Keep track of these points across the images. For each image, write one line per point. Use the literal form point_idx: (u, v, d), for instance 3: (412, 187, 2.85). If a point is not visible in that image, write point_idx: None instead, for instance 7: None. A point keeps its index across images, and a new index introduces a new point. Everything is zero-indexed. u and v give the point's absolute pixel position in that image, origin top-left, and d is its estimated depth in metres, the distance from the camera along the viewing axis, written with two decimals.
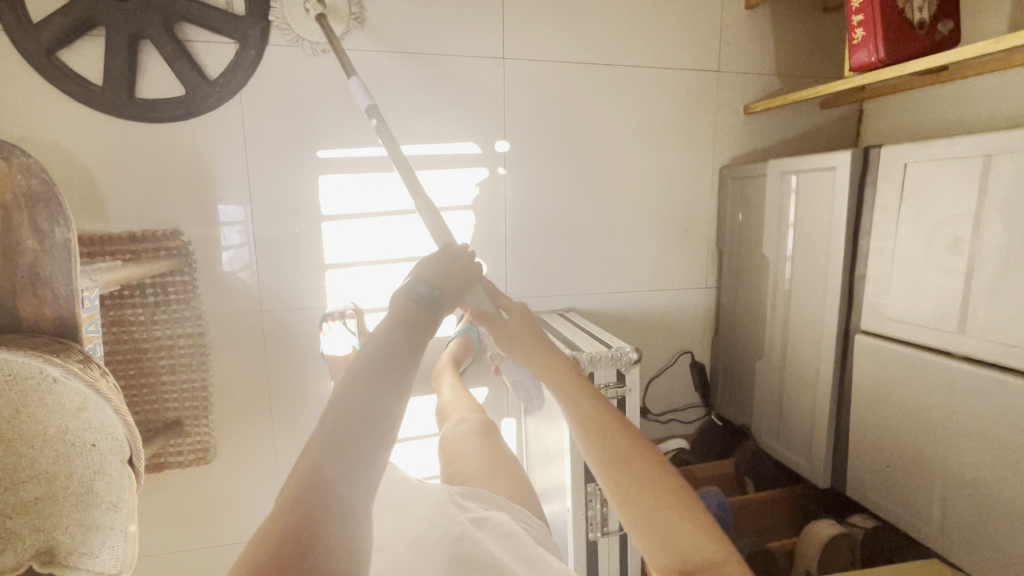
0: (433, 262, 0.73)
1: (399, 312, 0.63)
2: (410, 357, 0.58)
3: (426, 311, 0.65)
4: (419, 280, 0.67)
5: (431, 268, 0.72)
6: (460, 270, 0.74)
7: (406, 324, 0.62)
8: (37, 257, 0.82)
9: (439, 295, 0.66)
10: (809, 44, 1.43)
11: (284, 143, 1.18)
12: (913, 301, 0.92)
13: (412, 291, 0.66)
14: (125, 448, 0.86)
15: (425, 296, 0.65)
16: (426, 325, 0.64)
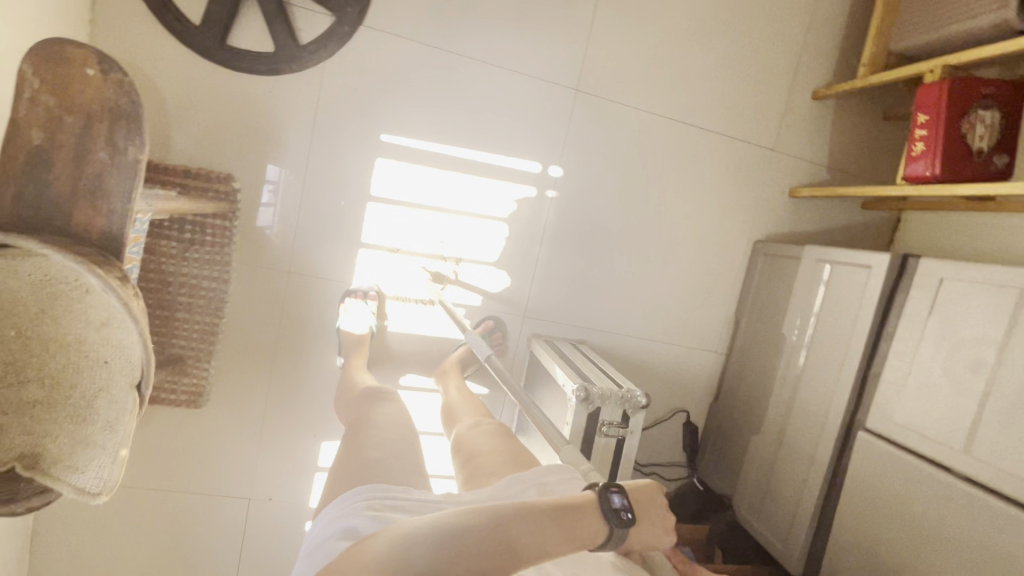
0: (639, 487, 0.71)
1: (578, 501, 0.65)
2: (548, 545, 0.60)
3: (608, 526, 0.64)
4: (625, 495, 0.66)
5: (637, 499, 0.69)
6: (664, 516, 0.70)
7: (576, 518, 0.63)
8: (104, 170, 0.84)
9: (632, 520, 0.64)
10: (863, 146, 1.47)
11: (352, 120, 1.22)
12: (923, 410, 0.94)
13: (610, 495, 0.66)
14: (136, 373, 0.86)
15: (623, 509, 0.65)
16: (590, 536, 0.63)
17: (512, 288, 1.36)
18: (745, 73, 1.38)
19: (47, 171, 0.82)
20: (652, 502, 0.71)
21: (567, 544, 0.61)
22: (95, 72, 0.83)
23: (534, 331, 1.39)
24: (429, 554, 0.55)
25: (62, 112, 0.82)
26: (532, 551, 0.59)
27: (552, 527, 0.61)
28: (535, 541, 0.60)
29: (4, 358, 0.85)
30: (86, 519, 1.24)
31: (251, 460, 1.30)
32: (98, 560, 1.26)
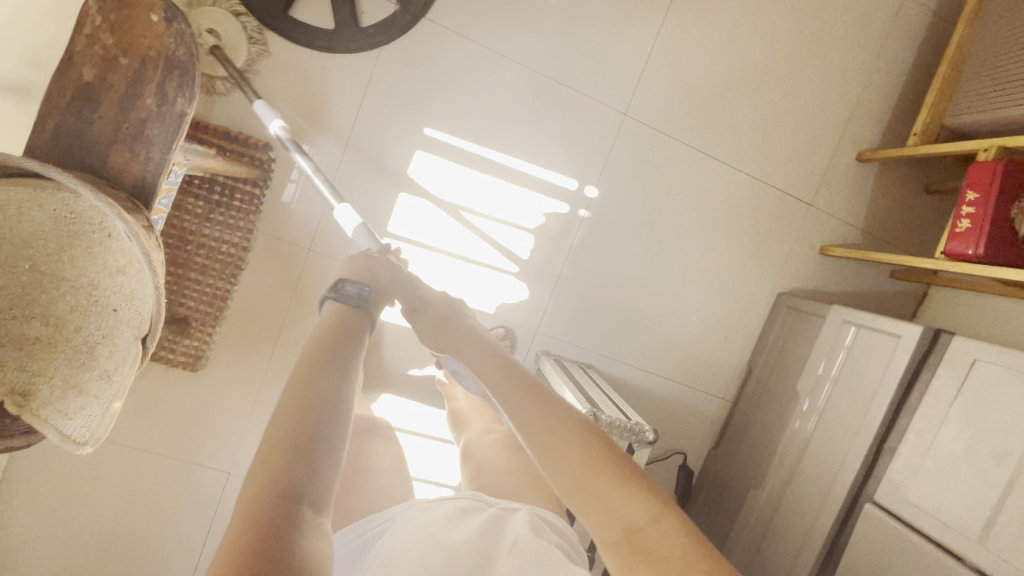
0: (358, 270, 0.74)
1: (328, 316, 0.65)
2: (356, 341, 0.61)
3: (355, 308, 0.66)
4: (350, 282, 0.69)
5: (354, 273, 0.73)
6: (383, 267, 0.75)
7: (339, 324, 0.63)
8: (149, 116, 0.83)
9: (368, 290, 0.68)
10: (901, 214, 1.46)
11: (397, 109, 1.21)
12: (937, 492, 0.91)
13: (341, 290, 0.68)
14: (143, 324, 0.84)
15: (356, 291, 0.67)
16: (358, 322, 0.65)
17: (528, 301, 1.34)
18: (793, 123, 1.38)
19: (92, 109, 0.82)
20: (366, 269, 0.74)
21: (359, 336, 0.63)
22: (158, 19, 0.82)
23: (544, 347, 1.36)
24: (304, 430, 0.48)
25: (118, 53, 0.81)
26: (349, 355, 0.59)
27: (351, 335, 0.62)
28: (349, 346, 0.60)
29: (15, 290, 0.84)
30: (61, 467, 1.21)
31: (240, 433, 1.27)
32: (66, 513, 1.22)
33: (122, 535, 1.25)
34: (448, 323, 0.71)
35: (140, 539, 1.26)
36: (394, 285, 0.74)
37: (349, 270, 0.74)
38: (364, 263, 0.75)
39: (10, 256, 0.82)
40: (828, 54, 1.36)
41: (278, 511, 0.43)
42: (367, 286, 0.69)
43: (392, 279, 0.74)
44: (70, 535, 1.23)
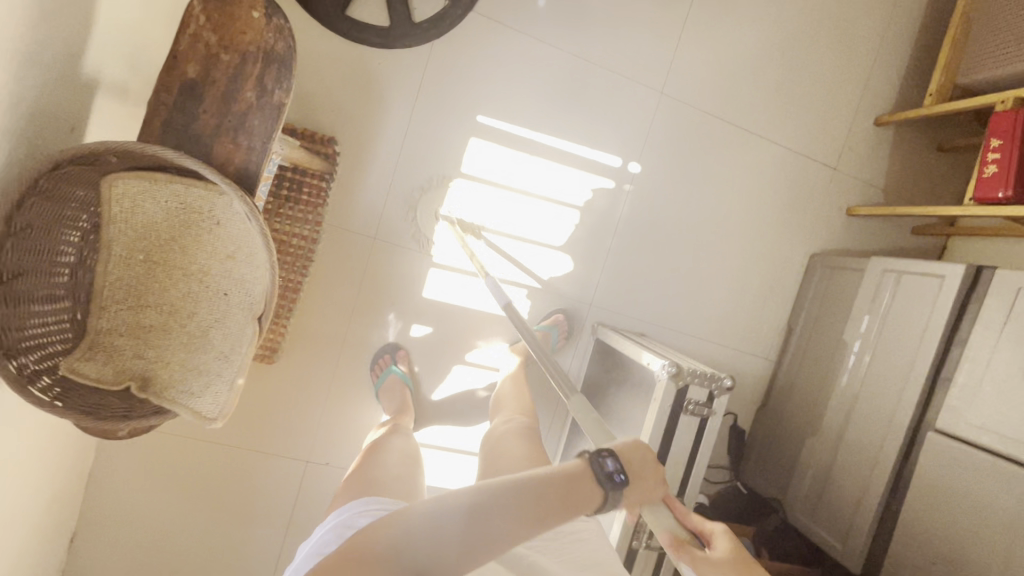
0: (627, 448, 0.69)
1: (573, 468, 0.66)
2: (557, 508, 0.63)
3: (601, 489, 0.65)
4: (615, 457, 0.66)
5: (630, 456, 0.69)
6: (651, 468, 0.69)
7: (566, 491, 0.64)
8: (250, 109, 0.88)
9: (625, 480, 0.65)
10: (917, 173, 1.55)
11: (451, 99, 1.27)
12: (996, 410, 0.98)
13: (603, 461, 0.66)
14: (256, 303, 0.87)
15: (614, 472, 0.65)
16: (587, 501, 0.65)
17: (580, 275, 1.40)
18: (814, 92, 1.46)
19: (196, 104, 0.86)
20: (640, 456, 0.69)
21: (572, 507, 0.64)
22: (259, 15, 0.87)
23: (598, 319, 1.42)
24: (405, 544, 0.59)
25: (219, 50, 0.86)
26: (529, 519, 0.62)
27: (564, 498, 0.64)
28: (554, 506, 0.63)
29: (128, 279, 0.88)
30: (145, 466, 1.24)
31: (313, 421, 1.30)
32: (149, 510, 1.25)
33: (205, 529, 1.27)
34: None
35: (222, 532, 1.28)
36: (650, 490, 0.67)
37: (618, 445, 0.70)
38: (645, 451, 0.70)
39: (125, 248, 0.87)
40: (843, 27, 1.45)
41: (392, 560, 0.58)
42: (623, 473, 0.66)
43: (651, 476, 0.69)
44: (156, 533, 1.26)
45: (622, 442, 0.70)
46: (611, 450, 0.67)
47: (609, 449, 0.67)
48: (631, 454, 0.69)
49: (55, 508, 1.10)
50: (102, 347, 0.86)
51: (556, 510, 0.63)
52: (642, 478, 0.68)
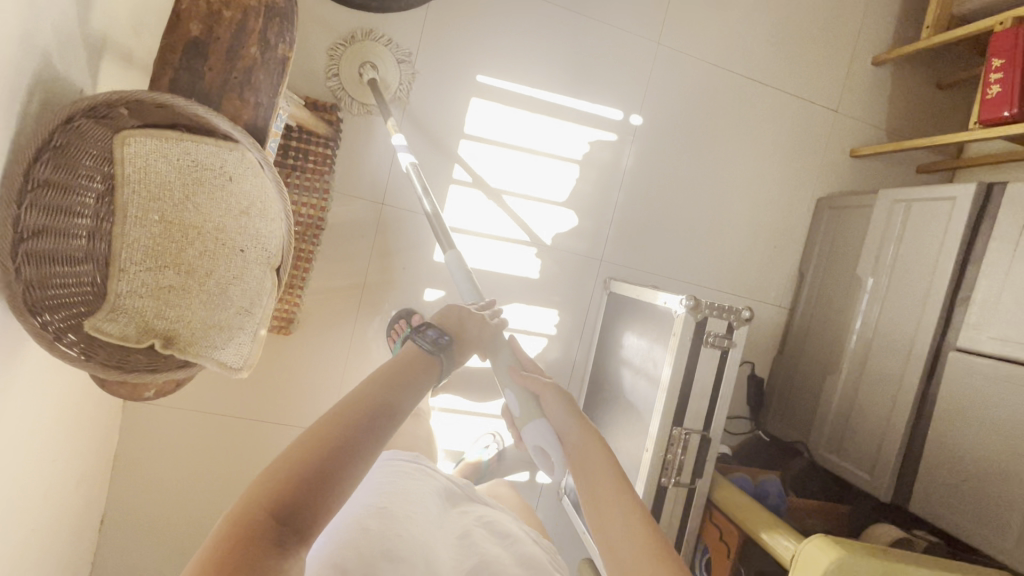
0: (448, 315, 0.74)
1: (405, 353, 0.66)
2: (412, 392, 0.62)
3: (434, 357, 0.66)
4: (433, 326, 0.69)
5: (446, 320, 0.73)
6: (475, 322, 0.75)
7: (408, 373, 0.63)
8: (254, 64, 0.88)
9: (450, 340, 0.68)
10: (919, 110, 1.55)
11: (450, 61, 1.27)
12: (1016, 323, 0.98)
13: (424, 333, 0.68)
14: (273, 256, 0.90)
15: (438, 337, 0.68)
16: (427, 375, 0.65)
17: (589, 231, 1.40)
18: (809, 36, 1.47)
19: (201, 63, 0.87)
20: (462, 316, 0.74)
21: (418, 386, 0.63)
22: None
23: (610, 274, 1.42)
24: (302, 478, 0.48)
25: (220, 7, 0.87)
26: (389, 413, 0.57)
27: (405, 382, 0.62)
28: (402, 392, 0.60)
29: (145, 241, 0.88)
30: (169, 442, 1.25)
31: (334, 390, 1.31)
32: (177, 488, 1.26)
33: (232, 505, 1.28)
34: (547, 398, 0.70)
35: None
36: (482, 341, 0.74)
37: (442, 317, 0.73)
38: (461, 312, 0.75)
39: (139, 209, 0.86)
40: None
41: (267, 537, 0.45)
42: (447, 334, 0.69)
43: (487, 333, 0.75)
44: (185, 508, 1.27)
45: (446, 309, 0.74)
46: (428, 323, 0.70)
47: (425, 324, 0.70)
48: (449, 318, 0.73)
49: (83, 485, 1.11)
50: (124, 309, 0.86)
51: (410, 395, 0.61)
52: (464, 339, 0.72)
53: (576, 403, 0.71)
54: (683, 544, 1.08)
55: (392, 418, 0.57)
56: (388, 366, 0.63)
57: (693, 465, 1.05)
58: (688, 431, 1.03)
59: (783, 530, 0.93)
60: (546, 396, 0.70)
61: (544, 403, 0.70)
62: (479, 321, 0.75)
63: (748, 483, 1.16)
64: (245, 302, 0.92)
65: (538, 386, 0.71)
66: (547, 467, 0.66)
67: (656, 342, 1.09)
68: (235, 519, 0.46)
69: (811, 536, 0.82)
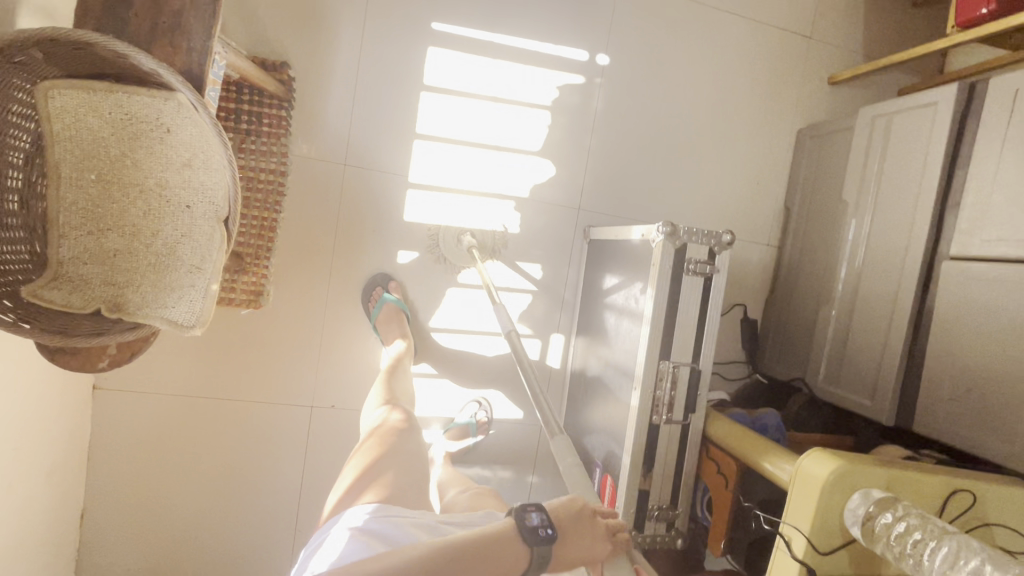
0: (566, 506, 0.78)
1: (502, 530, 0.73)
2: (478, 570, 0.68)
3: (527, 542, 0.73)
4: (540, 510, 0.75)
5: (564, 516, 0.77)
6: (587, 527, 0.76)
7: (495, 555, 0.70)
8: (183, 8, 0.83)
9: (551, 533, 0.73)
10: (895, 31, 1.50)
11: (403, 11, 1.22)
12: (1010, 220, 0.93)
13: (528, 516, 0.75)
14: (219, 206, 0.83)
15: (540, 525, 0.74)
16: (517, 560, 0.71)
17: (564, 180, 1.35)
18: None
19: (127, 9, 0.81)
20: (575, 516, 0.77)
21: (495, 568, 0.69)
22: None
23: (589, 223, 1.37)
24: None
25: None
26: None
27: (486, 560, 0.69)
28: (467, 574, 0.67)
29: (83, 203, 0.84)
30: (146, 431, 1.21)
31: (312, 364, 1.26)
32: (158, 477, 1.22)
33: (217, 490, 1.24)
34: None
35: (235, 489, 1.25)
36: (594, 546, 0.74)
37: (560, 505, 0.78)
38: (572, 508, 0.78)
39: (73, 169, 0.82)
40: None
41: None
42: (551, 526, 0.74)
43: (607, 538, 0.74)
44: (168, 497, 1.23)
45: (561, 500, 0.79)
46: (540, 506, 0.76)
47: (535, 504, 0.76)
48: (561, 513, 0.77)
49: (55, 477, 1.07)
50: (67, 277, 0.82)
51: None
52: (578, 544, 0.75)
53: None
54: (682, 486, 1.04)
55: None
56: (481, 536, 0.72)
57: (685, 400, 1.01)
58: (677, 364, 0.99)
59: (781, 454, 0.89)
60: None
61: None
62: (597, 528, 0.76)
63: (745, 418, 1.13)
64: (193, 261, 0.85)
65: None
66: None
67: (636, 277, 1.05)
68: None
69: (808, 450, 0.77)
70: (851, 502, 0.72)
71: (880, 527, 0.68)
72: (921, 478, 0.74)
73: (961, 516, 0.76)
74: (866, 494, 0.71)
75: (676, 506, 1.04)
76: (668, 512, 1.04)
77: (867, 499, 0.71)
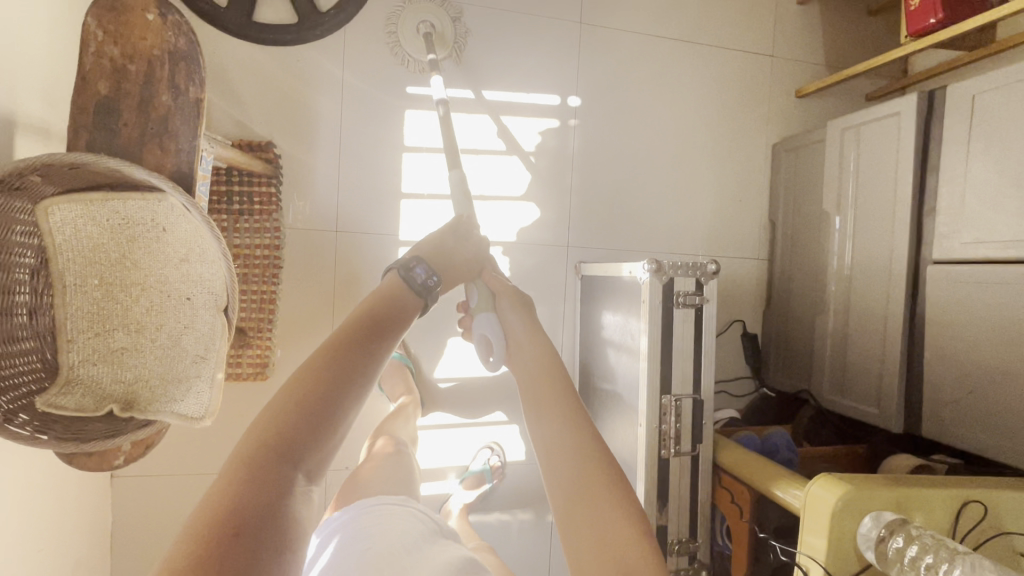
0: (435, 239, 0.86)
1: (390, 284, 0.74)
2: (393, 324, 0.69)
3: (417, 292, 0.74)
4: (422, 263, 0.76)
5: (434, 262, 0.81)
6: (461, 257, 0.85)
7: (395, 301, 0.71)
8: (168, 112, 0.88)
9: (436, 280, 0.76)
10: (853, 41, 1.55)
11: (378, 79, 1.28)
12: (987, 222, 0.95)
13: (414, 271, 0.75)
14: (219, 297, 0.88)
15: (425, 277, 0.76)
16: (412, 306, 0.74)
17: (550, 219, 1.38)
18: None
19: (115, 120, 0.86)
20: (446, 246, 0.84)
21: (403, 316, 0.71)
22: (155, 16, 0.87)
23: (580, 259, 1.40)
24: (287, 423, 0.55)
25: (125, 61, 0.86)
26: (376, 342, 0.65)
27: (390, 315, 0.69)
28: (386, 330, 0.68)
29: (87, 307, 0.86)
30: (166, 511, 1.22)
31: None
32: None
33: None
34: (501, 297, 0.85)
35: None
36: (466, 263, 0.86)
37: (428, 252, 0.81)
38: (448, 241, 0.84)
39: (77, 277, 0.84)
40: None
41: (269, 472, 0.52)
42: (435, 276, 0.77)
43: (464, 257, 0.86)
44: None
45: (426, 241, 0.85)
46: (420, 258, 0.77)
47: (415, 260, 0.77)
48: (438, 243, 0.83)
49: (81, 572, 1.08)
50: (78, 381, 0.84)
51: (394, 333, 0.69)
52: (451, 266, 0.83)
53: (530, 312, 0.83)
54: (699, 516, 1.04)
55: (380, 350, 0.65)
56: (376, 298, 0.71)
57: (690, 431, 1.02)
58: (679, 397, 1.00)
59: (789, 479, 0.90)
60: (502, 297, 0.85)
61: (499, 303, 0.85)
62: (463, 256, 0.86)
63: (755, 440, 1.13)
64: (196, 350, 0.91)
65: (498, 288, 0.87)
66: (486, 352, 0.83)
67: (630, 313, 1.07)
68: (210, 502, 0.49)
69: (814, 477, 0.78)
70: (862, 526, 0.72)
71: (891, 552, 0.70)
72: (931, 494, 0.75)
73: (976, 528, 0.76)
74: (876, 516, 0.72)
75: (696, 538, 1.04)
76: (688, 545, 1.04)
77: (878, 522, 0.72)
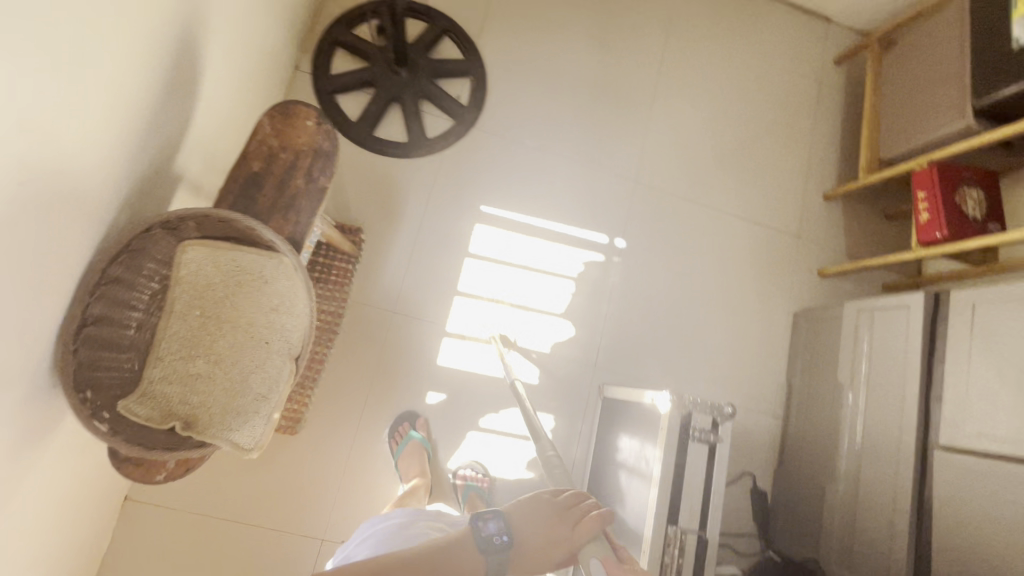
0: (524, 506, 0.75)
1: (454, 537, 0.70)
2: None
3: (482, 554, 0.69)
4: (497, 518, 0.72)
5: (523, 516, 0.73)
6: (553, 517, 0.73)
7: (450, 564, 0.67)
8: (298, 192, 1.08)
9: (507, 539, 0.70)
10: (871, 238, 1.76)
11: (459, 195, 1.52)
12: (990, 417, 1.04)
13: (484, 525, 0.71)
14: (295, 345, 1.01)
15: (496, 533, 0.70)
16: (471, 572, 0.67)
17: (581, 339, 1.51)
18: (764, 176, 1.73)
19: (256, 191, 1.07)
20: (537, 510, 0.74)
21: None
22: (312, 123, 1.12)
23: (603, 381, 1.49)
24: None
25: (279, 150, 1.09)
26: None
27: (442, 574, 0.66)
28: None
29: (182, 333, 0.98)
30: (160, 549, 1.23)
31: (331, 493, 1.32)
32: None
33: None
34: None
35: None
36: (556, 527, 0.72)
37: (527, 505, 0.74)
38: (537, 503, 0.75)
39: (184, 306, 0.98)
40: (777, 129, 1.77)
41: None
42: (507, 533, 0.70)
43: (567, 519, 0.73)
44: None
45: (515, 504, 0.75)
46: (496, 512, 0.72)
47: (491, 512, 0.73)
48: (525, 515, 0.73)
49: None
50: (153, 394, 0.94)
51: None
52: (537, 532, 0.72)
53: None
54: None
55: None
56: (433, 548, 0.68)
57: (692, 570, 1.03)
58: (684, 530, 1.03)
59: None
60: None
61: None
62: (554, 520, 0.72)
63: None
64: (261, 389, 0.99)
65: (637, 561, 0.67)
66: None
67: (647, 439, 1.13)
68: None
69: None
70: None
71: None
72: None
73: None
74: None
75: None
76: None
77: None
